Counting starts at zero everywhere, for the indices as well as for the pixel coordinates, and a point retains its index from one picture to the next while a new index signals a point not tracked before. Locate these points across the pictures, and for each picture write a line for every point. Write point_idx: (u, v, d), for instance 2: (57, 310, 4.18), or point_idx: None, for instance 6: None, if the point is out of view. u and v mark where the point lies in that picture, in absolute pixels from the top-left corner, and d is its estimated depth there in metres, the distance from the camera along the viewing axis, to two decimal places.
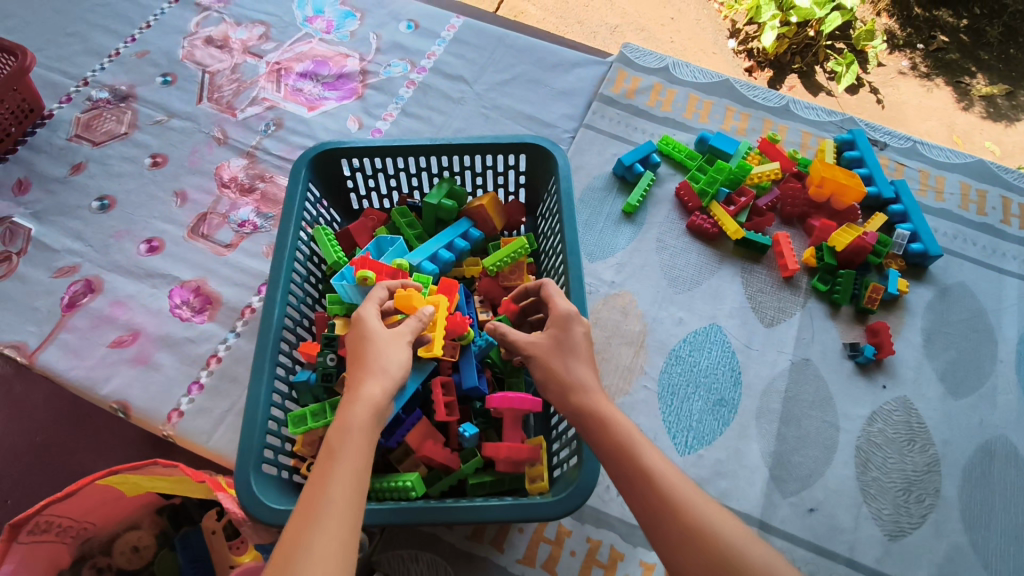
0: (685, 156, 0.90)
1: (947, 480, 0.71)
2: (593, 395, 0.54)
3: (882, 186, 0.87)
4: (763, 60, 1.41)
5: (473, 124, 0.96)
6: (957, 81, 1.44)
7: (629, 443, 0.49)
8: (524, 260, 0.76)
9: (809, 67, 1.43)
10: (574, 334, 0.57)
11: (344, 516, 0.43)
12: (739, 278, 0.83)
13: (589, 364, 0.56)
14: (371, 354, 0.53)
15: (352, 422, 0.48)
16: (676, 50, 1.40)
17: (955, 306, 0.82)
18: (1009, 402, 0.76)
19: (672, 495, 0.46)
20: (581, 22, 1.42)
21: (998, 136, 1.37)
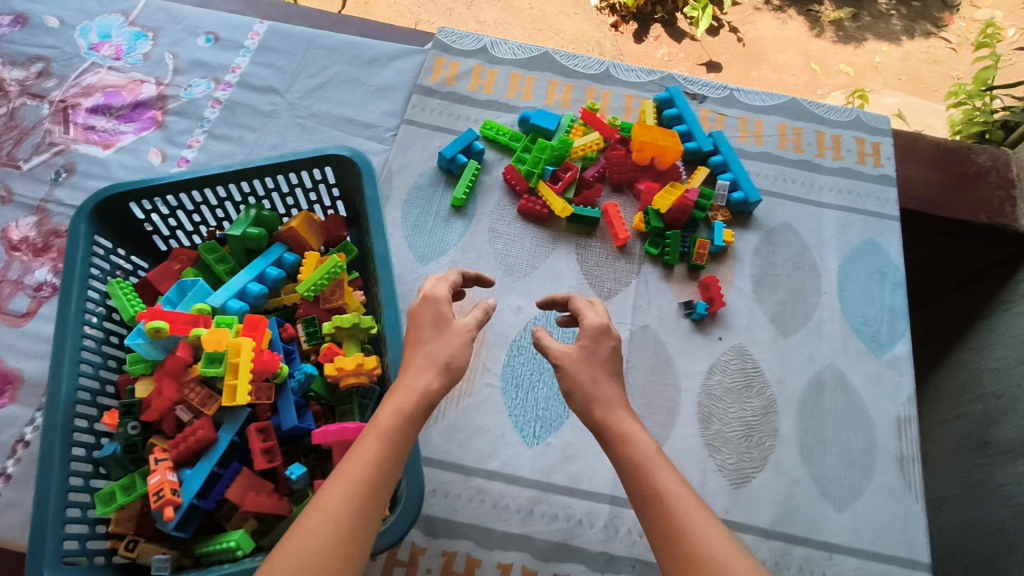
0: (508, 138, 0.88)
1: (783, 419, 0.74)
2: (617, 410, 0.54)
3: (701, 140, 0.88)
4: (626, 15, 1.64)
5: (289, 137, 0.91)
6: (807, 10, 1.73)
7: (646, 463, 0.50)
8: (344, 277, 0.72)
9: (670, 16, 1.67)
10: (603, 348, 0.58)
11: (359, 492, 0.44)
12: (574, 255, 0.82)
13: (615, 381, 0.56)
14: (430, 344, 0.55)
15: (400, 410, 0.50)
16: (535, 16, 1.60)
17: (779, 248, 0.85)
18: (835, 331, 0.80)
19: (675, 516, 0.46)
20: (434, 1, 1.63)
21: (849, 57, 1.67)
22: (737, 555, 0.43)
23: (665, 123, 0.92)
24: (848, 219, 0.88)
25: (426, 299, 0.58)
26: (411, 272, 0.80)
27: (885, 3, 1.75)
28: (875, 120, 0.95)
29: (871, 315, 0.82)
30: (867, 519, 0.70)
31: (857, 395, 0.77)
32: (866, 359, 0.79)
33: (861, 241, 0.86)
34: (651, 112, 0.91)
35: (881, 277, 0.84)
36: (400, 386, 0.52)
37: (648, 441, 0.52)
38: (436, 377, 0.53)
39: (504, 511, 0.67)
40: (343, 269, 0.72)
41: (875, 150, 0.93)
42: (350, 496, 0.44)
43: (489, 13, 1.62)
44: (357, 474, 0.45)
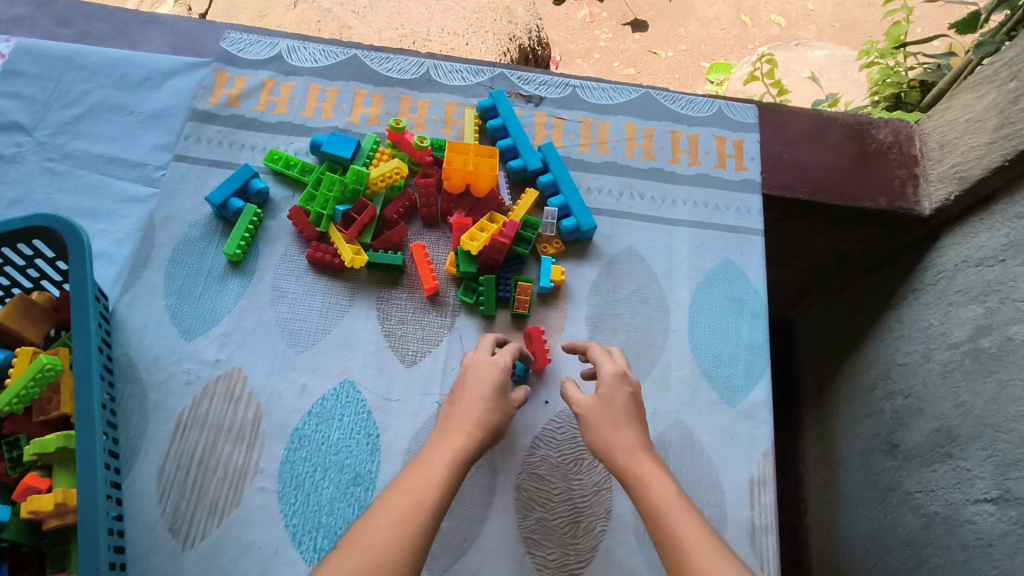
0: (297, 171, 0.74)
1: (618, 497, 0.63)
2: (638, 455, 0.55)
3: (527, 156, 0.75)
4: None
5: (36, 186, 0.75)
6: None
7: (663, 511, 0.51)
8: (67, 378, 0.59)
9: None
10: (619, 396, 0.59)
11: (405, 528, 0.47)
12: (374, 311, 0.69)
13: (633, 426, 0.57)
14: (484, 398, 0.58)
15: (455, 461, 0.53)
16: None
17: (621, 280, 0.73)
18: (684, 378, 0.68)
19: (688, 566, 0.47)
20: None
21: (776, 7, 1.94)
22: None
23: (490, 136, 0.78)
24: (703, 237, 0.76)
25: (492, 363, 0.60)
26: (171, 353, 0.66)
27: None
28: (739, 112, 0.83)
29: (727, 355, 0.70)
30: None
31: (707, 458, 0.65)
32: (719, 411, 0.67)
33: (717, 263, 0.74)
34: (472, 123, 0.78)
35: (740, 306, 0.72)
36: (454, 431, 0.56)
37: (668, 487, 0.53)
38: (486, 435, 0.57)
39: None
40: (63, 368, 0.58)
41: (736, 149, 0.81)
42: (393, 532, 0.47)
43: None
44: (382, 520, 0.47)
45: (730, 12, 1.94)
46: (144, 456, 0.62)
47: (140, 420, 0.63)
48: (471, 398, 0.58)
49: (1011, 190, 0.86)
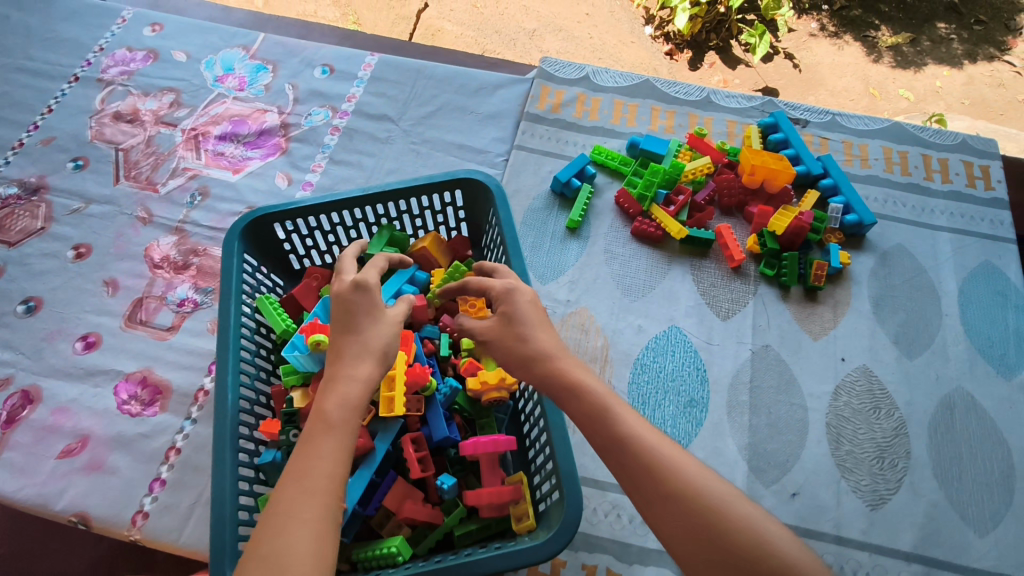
0: (618, 163, 0.91)
1: (915, 441, 0.73)
2: (559, 359, 0.53)
3: (810, 163, 0.89)
4: (681, 42, 1.87)
5: (406, 162, 0.95)
6: (864, 35, 1.89)
7: (603, 408, 0.49)
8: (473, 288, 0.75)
9: (725, 42, 1.89)
10: (519, 308, 0.56)
11: (316, 525, 0.43)
12: (689, 275, 0.84)
13: (548, 330, 0.55)
14: (360, 328, 0.54)
15: (344, 405, 0.49)
16: (594, 44, 1.86)
17: (896, 269, 0.85)
18: (961, 353, 0.79)
19: (652, 465, 0.46)
20: (500, 32, 1.89)
21: None
22: (720, 489, 0.45)
23: (770, 147, 0.94)
24: (964, 241, 0.87)
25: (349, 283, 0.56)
26: None
27: (945, 27, 1.90)
28: (981, 143, 0.96)
29: (998, 338, 0.80)
30: (1010, 546, 0.68)
31: (991, 419, 0.75)
32: (997, 383, 0.77)
33: (979, 263, 0.86)
34: (757, 137, 0.93)
35: (1004, 300, 0.83)
36: (337, 375, 0.51)
37: (595, 383, 0.51)
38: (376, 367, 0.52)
39: (641, 527, 0.67)
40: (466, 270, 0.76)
41: (984, 173, 0.93)
42: (323, 498, 0.44)
43: (553, 42, 1.87)
44: (281, 521, 0.42)
45: (858, 85, 1.80)
46: None
47: None
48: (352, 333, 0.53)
49: None
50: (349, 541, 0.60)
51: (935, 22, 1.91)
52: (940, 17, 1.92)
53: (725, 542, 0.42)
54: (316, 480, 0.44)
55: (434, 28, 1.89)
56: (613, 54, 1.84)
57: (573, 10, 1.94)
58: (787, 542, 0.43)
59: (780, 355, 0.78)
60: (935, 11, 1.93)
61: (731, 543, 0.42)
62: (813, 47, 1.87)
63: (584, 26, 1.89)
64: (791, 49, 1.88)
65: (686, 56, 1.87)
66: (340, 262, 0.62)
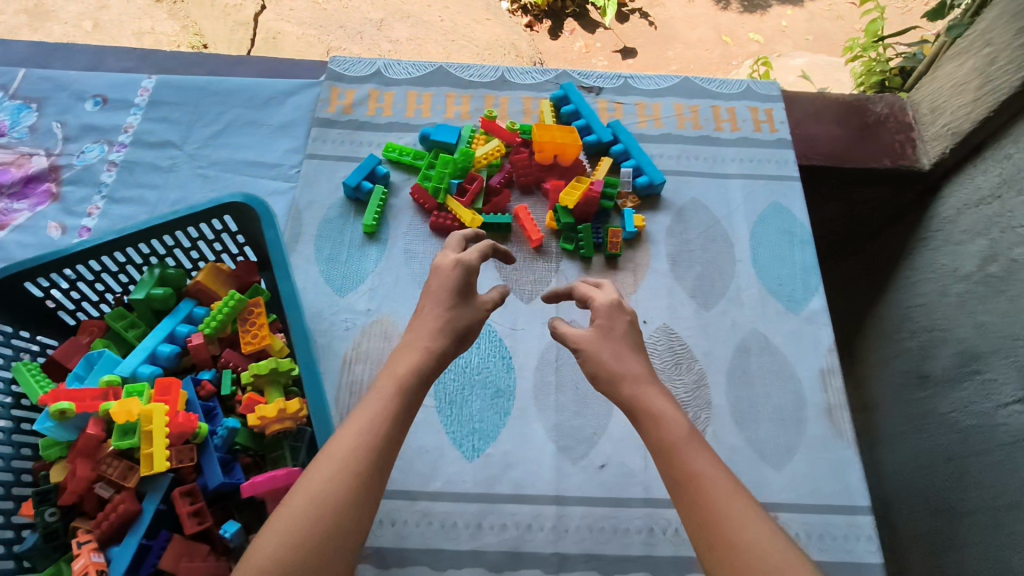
0: (411, 157, 0.88)
1: (714, 390, 0.76)
2: (643, 386, 0.56)
3: (600, 132, 0.90)
4: (539, 13, 2.10)
5: (193, 189, 0.89)
6: None
7: (677, 446, 0.52)
8: (249, 314, 0.72)
9: (580, 9, 2.12)
10: (617, 325, 0.61)
11: (347, 473, 0.47)
12: (493, 263, 0.83)
13: (637, 356, 0.60)
14: (448, 306, 0.61)
15: (400, 387, 0.54)
16: None
17: (691, 223, 0.87)
18: (753, 297, 0.83)
19: (712, 503, 0.48)
20: (347, 27, 1.95)
21: (762, 24, 2.16)
22: (768, 523, 0.47)
23: (564, 120, 0.94)
24: (753, 185, 0.90)
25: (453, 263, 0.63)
26: (330, 306, 0.79)
27: None
28: (764, 88, 0.99)
29: (787, 275, 0.84)
30: (803, 475, 0.72)
31: (782, 355, 0.79)
32: (786, 320, 0.81)
33: (767, 205, 0.89)
34: (549, 112, 0.93)
35: (791, 237, 0.87)
36: (416, 346, 0.58)
37: (678, 418, 0.54)
38: (447, 343, 0.59)
39: (452, 530, 0.67)
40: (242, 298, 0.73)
41: (768, 117, 0.96)
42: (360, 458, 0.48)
43: None
44: (322, 472, 0.47)
45: (712, 35, 2.11)
46: None
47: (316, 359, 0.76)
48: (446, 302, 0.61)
49: (961, 170, 1.15)
50: None
51: None
52: None
53: None
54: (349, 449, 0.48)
55: (274, 31, 1.89)
56: (465, 34, 1.99)
57: None
58: None
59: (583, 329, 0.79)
60: None
61: None
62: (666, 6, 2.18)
63: (433, 10, 2.02)
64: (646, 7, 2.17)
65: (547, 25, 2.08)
66: (447, 240, 0.68)
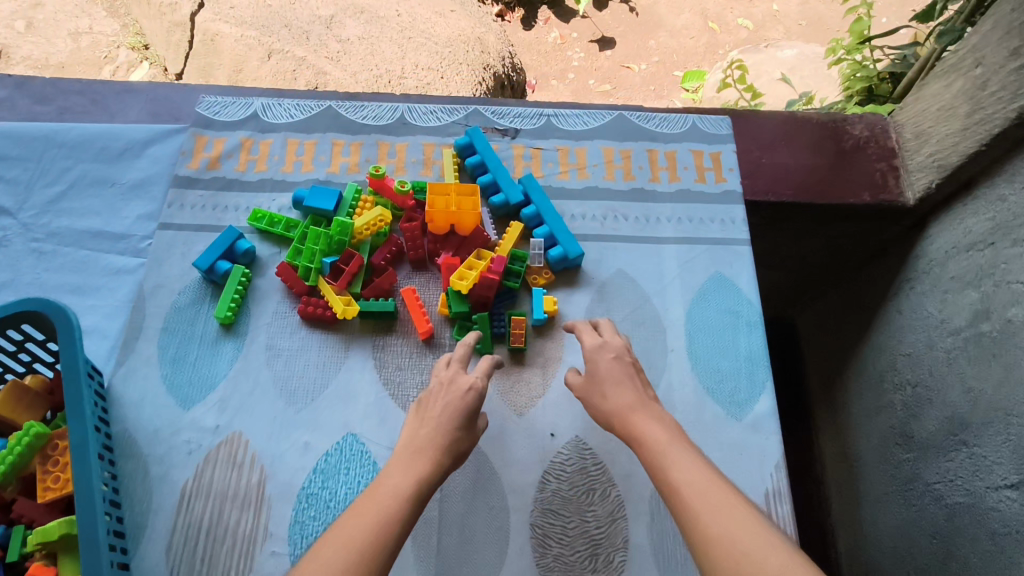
0: (282, 227, 0.74)
1: (634, 525, 0.62)
2: (636, 412, 0.56)
3: (509, 190, 0.75)
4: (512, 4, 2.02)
5: (22, 267, 0.75)
6: None
7: (659, 462, 0.51)
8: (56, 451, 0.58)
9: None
10: (602, 364, 0.61)
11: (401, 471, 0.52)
12: (370, 361, 0.69)
13: (625, 387, 0.59)
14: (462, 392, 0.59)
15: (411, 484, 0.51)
16: (405, 23, 1.69)
17: (615, 304, 0.73)
18: (687, 398, 0.68)
19: (692, 506, 0.47)
20: (289, 25, 1.62)
21: (748, 12, 1.99)
22: (752, 515, 0.45)
23: (470, 173, 0.79)
24: (692, 253, 0.76)
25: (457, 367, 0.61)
26: (170, 425, 0.66)
27: None
28: (712, 126, 0.84)
29: (729, 369, 0.70)
30: None
31: None
32: (726, 427, 0.67)
33: (708, 277, 0.74)
34: (449, 165, 0.78)
35: (735, 319, 0.72)
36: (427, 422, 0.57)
37: (661, 434, 0.54)
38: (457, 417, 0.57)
39: None
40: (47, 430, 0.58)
41: (715, 162, 0.81)
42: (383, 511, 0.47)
43: (353, 26, 1.66)
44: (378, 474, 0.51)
45: (699, 21, 1.99)
46: (151, 532, 0.61)
47: (145, 495, 0.62)
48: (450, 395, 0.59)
49: (950, 206, 0.99)
50: None
51: None
52: None
53: None
54: (377, 497, 0.49)
55: (212, 32, 1.57)
56: (424, 30, 1.69)
57: None
58: None
59: (473, 447, 0.65)
60: None
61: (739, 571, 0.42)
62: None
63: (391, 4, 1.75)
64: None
65: (519, 15, 2.02)
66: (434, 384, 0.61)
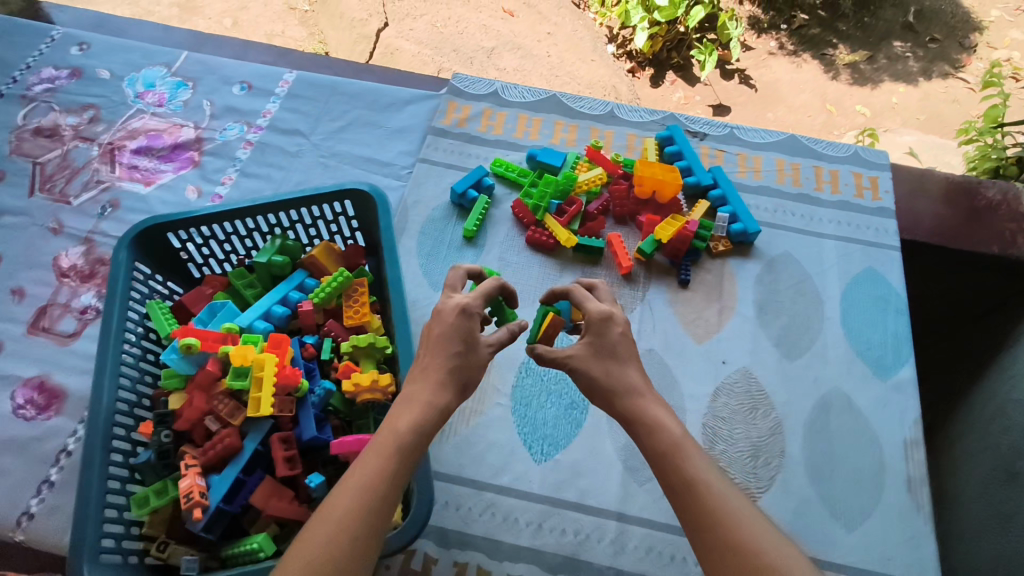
0: (517, 174, 0.94)
1: (789, 440, 0.76)
2: (641, 398, 0.57)
3: (701, 175, 0.93)
4: (643, 60, 2.09)
5: (313, 175, 0.97)
6: (822, 54, 2.10)
7: (678, 451, 0.53)
8: (353, 290, 0.77)
9: (683, 62, 2.11)
10: (611, 338, 0.60)
11: (385, 461, 0.51)
12: (580, 282, 0.87)
13: (632, 365, 0.60)
14: (453, 353, 0.58)
15: (417, 428, 0.54)
16: (552, 63, 1.94)
17: (781, 275, 0.88)
18: (839, 356, 0.82)
19: (713, 505, 0.49)
20: (456, 50, 1.92)
21: (867, 100, 2.00)
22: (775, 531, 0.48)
23: (667, 159, 0.97)
24: (848, 248, 0.91)
25: (456, 311, 0.60)
26: (425, 299, 0.84)
27: (901, 45, 2.12)
28: (872, 155, 0.99)
29: (876, 341, 0.83)
30: (876, 539, 0.70)
31: (865, 419, 0.78)
32: (872, 384, 0.80)
33: (862, 269, 0.89)
34: (653, 149, 0.96)
35: (884, 304, 0.86)
36: (417, 399, 0.56)
37: (672, 424, 0.56)
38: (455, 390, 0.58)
39: (514, 525, 0.70)
40: (351, 275, 0.78)
41: (873, 184, 0.97)
42: (361, 512, 0.48)
43: (509, 61, 1.93)
44: (361, 470, 0.51)
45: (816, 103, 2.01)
46: None
47: None
48: (434, 351, 0.59)
49: None
50: (216, 538, 0.63)
51: (891, 41, 2.12)
52: (897, 35, 2.14)
53: None
54: (357, 489, 0.49)
55: (393, 46, 1.88)
56: (569, 71, 1.92)
57: (534, 30, 2.03)
58: None
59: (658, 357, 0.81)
60: (891, 28, 2.15)
61: None
62: (771, 65, 2.11)
63: (543, 45, 1.98)
64: (749, 68, 2.11)
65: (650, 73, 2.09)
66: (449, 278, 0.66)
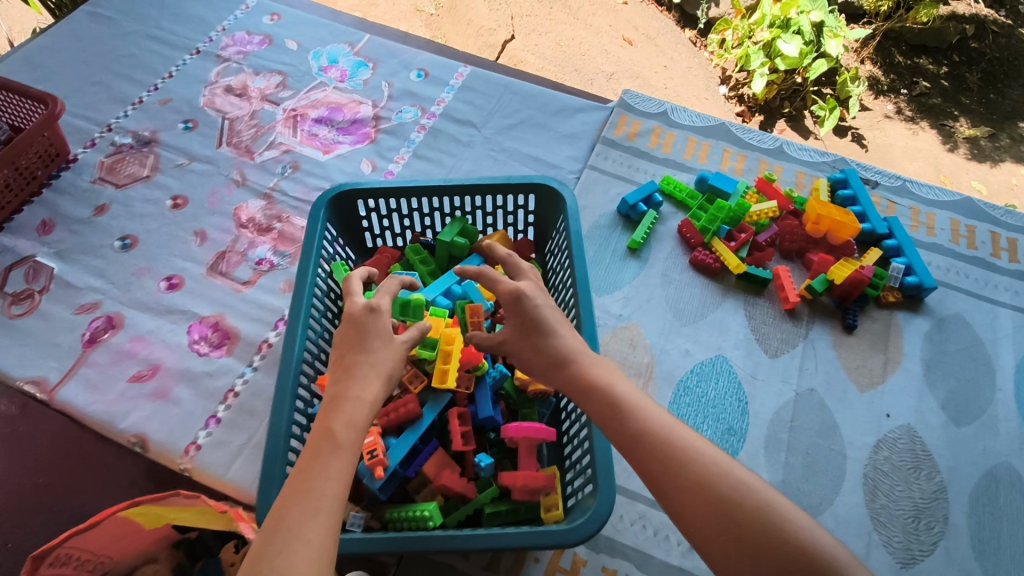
0: (686, 195, 0.94)
1: (954, 507, 0.73)
2: (573, 358, 0.55)
3: (876, 223, 0.91)
4: (754, 105, 1.80)
5: (483, 166, 0.99)
6: (942, 124, 1.79)
7: (618, 405, 0.51)
8: None
9: (798, 111, 1.81)
10: (526, 308, 0.58)
11: (320, 454, 0.48)
12: (742, 310, 0.86)
13: (565, 330, 0.58)
14: (372, 348, 0.55)
15: (355, 423, 0.50)
16: (669, 95, 1.78)
17: (952, 336, 0.85)
18: (1012, 430, 0.78)
19: (665, 448, 0.48)
20: (579, 71, 1.85)
21: (983, 176, 1.70)
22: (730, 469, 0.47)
23: (838, 202, 0.95)
24: None
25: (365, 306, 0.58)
26: None
27: None
28: None
29: None
30: None
31: None
32: None
33: None
34: (827, 189, 0.94)
35: None
36: (346, 395, 0.52)
37: (608, 377, 0.54)
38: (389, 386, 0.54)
39: (664, 542, 0.69)
40: None
41: None
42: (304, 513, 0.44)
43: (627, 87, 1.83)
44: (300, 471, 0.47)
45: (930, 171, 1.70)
46: None
47: None
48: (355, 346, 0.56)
49: None
50: (385, 499, 0.64)
51: (1017, 121, 1.82)
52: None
53: (749, 525, 0.44)
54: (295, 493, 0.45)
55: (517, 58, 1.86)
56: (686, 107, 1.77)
57: (652, 61, 1.89)
58: (816, 528, 0.44)
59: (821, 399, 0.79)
60: (1017, 108, 1.84)
61: (735, 515, 0.44)
62: (887, 128, 1.78)
63: (661, 77, 1.84)
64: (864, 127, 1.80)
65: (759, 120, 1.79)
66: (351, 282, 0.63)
